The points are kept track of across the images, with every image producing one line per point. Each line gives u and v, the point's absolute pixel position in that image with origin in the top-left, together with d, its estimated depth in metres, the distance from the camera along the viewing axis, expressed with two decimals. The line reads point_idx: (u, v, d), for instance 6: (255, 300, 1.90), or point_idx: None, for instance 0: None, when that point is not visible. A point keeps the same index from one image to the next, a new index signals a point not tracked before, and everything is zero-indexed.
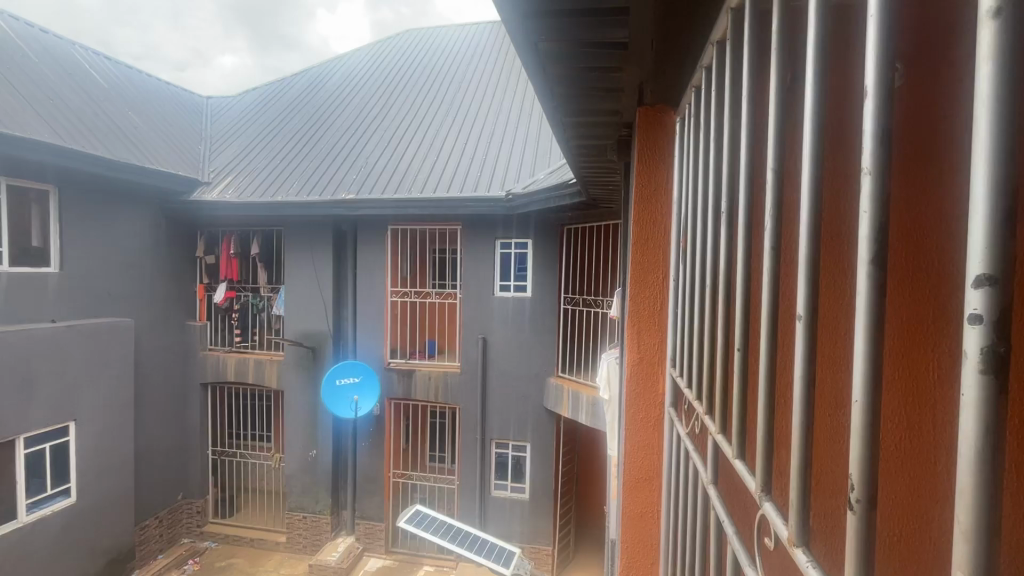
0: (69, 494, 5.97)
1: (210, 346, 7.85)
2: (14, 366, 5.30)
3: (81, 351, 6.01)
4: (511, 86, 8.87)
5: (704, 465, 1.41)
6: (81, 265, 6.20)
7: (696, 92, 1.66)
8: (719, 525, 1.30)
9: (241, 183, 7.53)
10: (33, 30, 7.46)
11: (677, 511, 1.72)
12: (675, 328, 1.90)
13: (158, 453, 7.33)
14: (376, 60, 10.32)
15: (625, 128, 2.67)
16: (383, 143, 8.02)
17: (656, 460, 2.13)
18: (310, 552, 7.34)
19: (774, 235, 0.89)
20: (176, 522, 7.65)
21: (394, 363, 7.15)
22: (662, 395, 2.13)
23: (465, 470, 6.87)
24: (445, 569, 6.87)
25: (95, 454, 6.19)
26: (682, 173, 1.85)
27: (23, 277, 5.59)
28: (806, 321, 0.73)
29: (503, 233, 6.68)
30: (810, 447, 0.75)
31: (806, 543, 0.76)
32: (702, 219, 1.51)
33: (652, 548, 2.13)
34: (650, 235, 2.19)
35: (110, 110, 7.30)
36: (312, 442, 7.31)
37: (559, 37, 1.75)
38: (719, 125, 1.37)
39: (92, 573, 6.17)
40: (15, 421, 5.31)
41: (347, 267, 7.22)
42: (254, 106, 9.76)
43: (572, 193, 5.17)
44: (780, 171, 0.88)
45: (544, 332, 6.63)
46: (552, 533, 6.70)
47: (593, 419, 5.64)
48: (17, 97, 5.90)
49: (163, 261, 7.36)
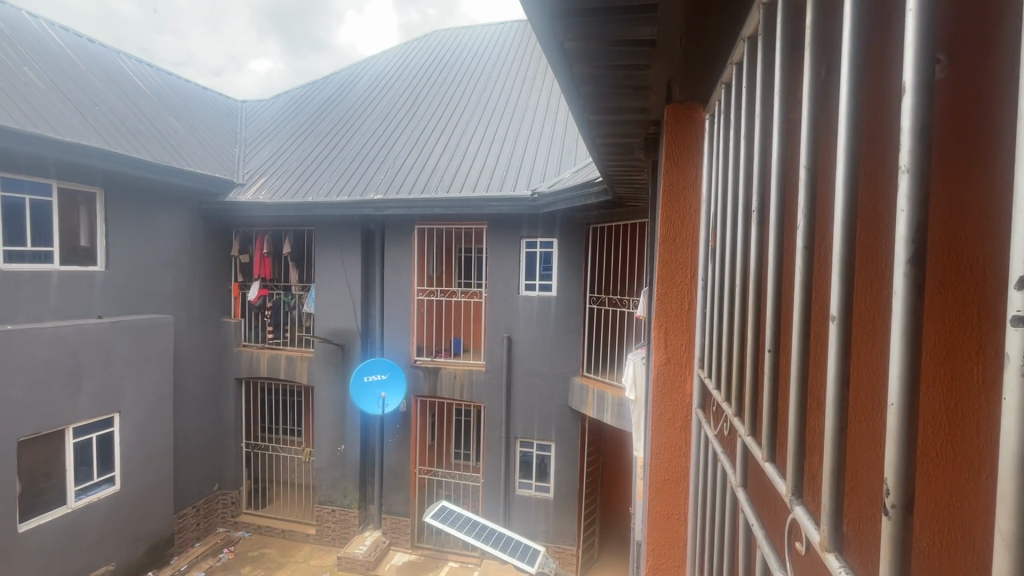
0: (114, 482, 6.27)
1: (244, 342, 8.14)
2: (63, 359, 5.61)
3: (124, 345, 6.30)
4: (537, 85, 8.86)
5: (733, 469, 1.39)
6: (125, 264, 6.50)
7: (726, 89, 1.64)
8: (748, 529, 1.28)
9: (274, 184, 7.77)
10: (82, 40, 7.85)
11: (705, 512, 1.70)
12: (704, 329, 1.88)
13: (195, 445, 7.62)
14: (404, 61, 10.47)
15: (653, 126, 2.64)
16: (411, 143, 8.14)
17: (683, 460, 2.11)
18: (338, 545, 7.51)
19: (806, 234, 0.88)
20: (211, 511, 7.94)
21: (421, 361, 7.24)
22: (690, 395, 2.10)
23: (490, 467, 6.92)
24: (469, 565, 6.93)
25: (137, 444, 6.48)
26: (712, 173, 1.82)
27: (72, 275, 5.89)
28: (840, 322, 0.72)
29: (528, 232, 6.69)
30: (843, 452, 0.75)
31: (839, 548, 0.76)
32: (732, 219, 1.48)
33: (679, 548, 2.12)
34: (678, 233, 2.16)
35: (151, 115, 7.62)
36: (341, 437, 7.48)
37: (586, 36, 1.75)
38: (750, 124, 1.35)
39: (134, 558, 6.46)
40: (64, 411, 5.62)
41: (375, 266, 7.37)
42: (287, 109, 10.05)
43: (599, 193, 5.13)
44: (814, 168, 0.87)
45: (570, 332, 6.60)
46: (577, 533, 6.68)
47: (619, 419, 5.59)
48: (68, 105, 6.24)
49: (200, 260, 7.64)
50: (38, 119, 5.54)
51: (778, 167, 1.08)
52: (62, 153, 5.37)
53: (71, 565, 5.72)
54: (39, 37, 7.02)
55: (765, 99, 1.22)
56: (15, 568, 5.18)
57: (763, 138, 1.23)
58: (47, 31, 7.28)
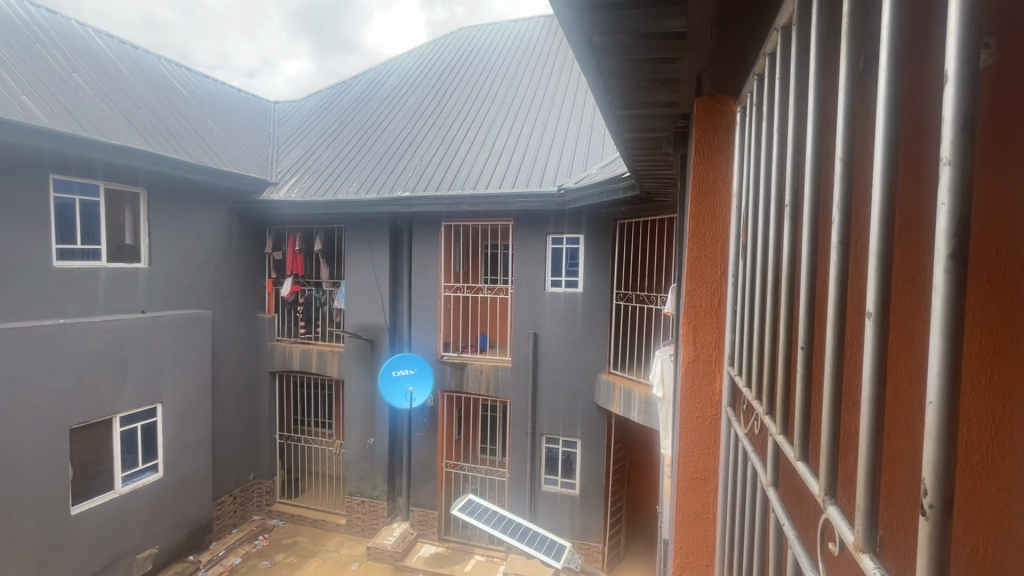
0: (157, 469, 6.57)
1: (277, 336, 8.40)
2: (110, 352, 5.90)
3: (165, 339, 6.58)
4: (563, 79, 8.82)
5: (764, 468, 1.37)
6: (167, 260, 6.78)
7: (758, 80, 1.60)
8: (780, 530, 1.26)
9: (306, 183, 7.96)
10: (126, 46, 8.19)
11: (735, 512, 1.68)
12: (735, 326, 1.85)
13: (232, 435, 7.91)
14: (431, 59, 10.56)
15: (682, 120, 2.61)
16: (438, 140, 8.21)
17: (712, 459, 2.08)
18: (368, 535, 7.69)
19: (842, 228, 0.86)
20: (248, 499, 8.23)
21: (447, 356, 7.33)
22: (720, 393, 2.07)
23: (516, 462, 6.96)
24: (495, 559, 6.99)
25: (178, 433, 6.76)
26: (744, 167, 1.78)
27: (118, 271, 6.19)
28: (876, 319, 0.71)
29: (554, 228, 6.67)
30: (878, 450, 0.73)
31: (873, 550, 0.75)
32: (764, 214, 1.45)
33: (708, 548, 2.10)
34: (708, 227, 2.12)
35: (190, 117, 7.90)
36: (370, 431, 7.64)
37: (614, 30, 1.73)
38: (783, 114, 1.32)
39: (175, 542, 6.77)
40: (111, 401, 5.92)
41: (403, 262, 7.48)
42: (318, 109, 10.28)
43: (626, 188, 5.06)
44: (850, 162, 0.85)
45: (595, 329, 6.56)
46: (603, 530, 6.66)
47: (646, 417, 5.53)
48: (113, 109, 6.53)
49: (236, 256, 7.90)
50: (86, 124, 5.82)
51: (812, 160, 1.06)
52: (108, 155, 5.63)
53: (118, 548, 6.02)
54: (87, 44, 7.37)
55: (799, 87, 1.19)
56: (68, 549, 5.48)
57: (797, 130, 1.20)
58: (94, 38, 7.63)
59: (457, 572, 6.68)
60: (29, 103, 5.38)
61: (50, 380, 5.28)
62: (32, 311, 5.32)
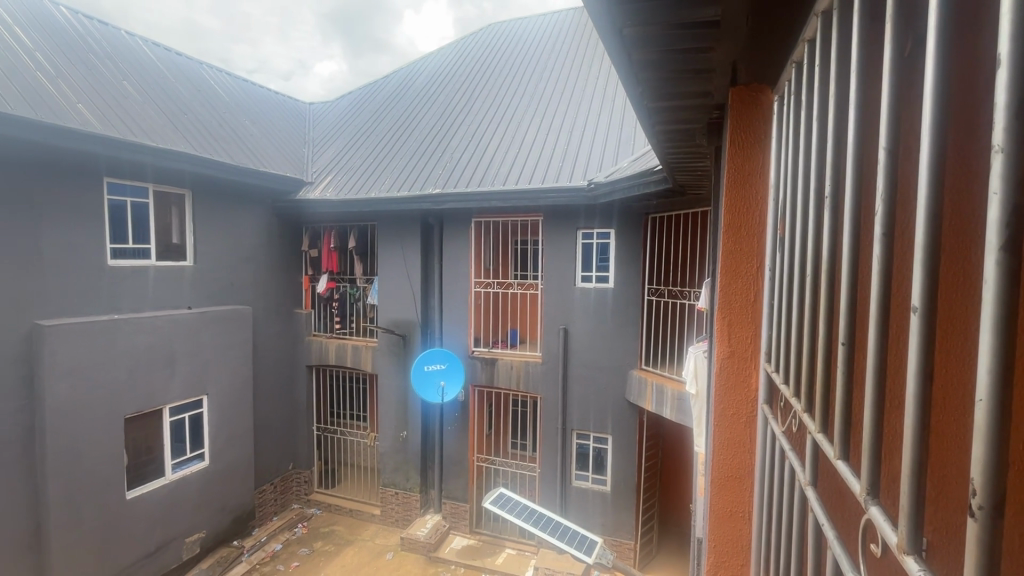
0: (203, 458, 6.88)
1: (314, 331, 8.66)
2: (159, 346, 6.21)
3: (209, 333, 6.87)
4: (593, 72, 8.70)
5: (803, 467, 1.34)
6: (210, 259, 7.07)
7: (797, 68, 1.56)
8: (819, 530, 1.24)
9: (340, 182, 8.15)
10: (170, 54, 8.54)
11: (772, 512, 1.65)
12: (772, 322, 1.80)
13: (273, 427, 8.20)
14: (460, 56, 10.60)
15: (717, 110, 2.54)
16: (468, 137, 8.26)
17: (748, 457, 2.04)
18: (402, 526, 7.86)
19: (885, 221, 0.84)
20: (288, 488, 8.54)
21: (478, 352, 7.40)
22: (756, 390, 2.02)
23: (547, 457, 6.98)
24: (526, 553, 7.03)
25: (222, 424, 7.07)
26: (781, 158, 1.73)
27: (166, 269, 6.49)
28: (923, 314, 0.69)
29: (585, 223, 6.62)
30: (924, 448, 0.71)
31: (918, 551, 0.73)
32: (801, 206, 1.42)
33: (743, 548, 2.06)
34: (743, 221, 2.07)
35: (230, 120, 8.19)
36: (403, 424, 7.79)
37: (645, 21, 1.70)
38: (823, 103, 1.28)
39: (221, 528, 7.09)
40: (161, 393, 6.23)
41: (434, 258, 7.57)
42: (351, 109, 10.49)
43: (658, 181, 4.96)
44: (894, 151, 0.83)
45: (627, 325, 6.49)
46: (635, 528, 6.60)
47: (679, 414, 5.45)
48: (161, 115, 6.84)
49: (275, 254, 8.16)
50: (136, 130, 6.12)
51: (854, 150, 1.03)
52: (157, 158, 5.90)
53: (169, 531, 6.36)
54: (135, 53, 7.72)
55: (840, 73, 1.15)
56: (124, 531, 5.83)
57: (838, 118, 1.16)
58: (141, 47, 7.98)
59: (488, 564, 6.76)
60: (86, 112, 5.69)
61: (105, 373, 5.61)
62: (88, 307, 5.65)
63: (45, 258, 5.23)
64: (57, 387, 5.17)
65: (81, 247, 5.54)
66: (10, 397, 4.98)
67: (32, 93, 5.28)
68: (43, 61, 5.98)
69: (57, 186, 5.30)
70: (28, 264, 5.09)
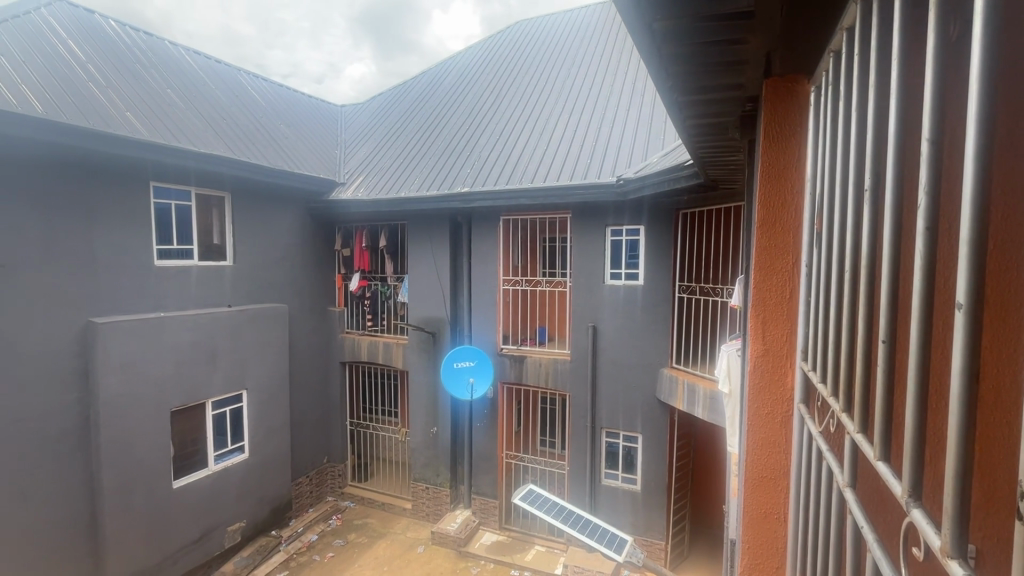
0: (243, 450, 7.16)
1: (347, 329, 8.86)
2: (202, 342, 6.49)
3: (248, 331, 7.12)
4: (622, 67, 8.58)
5: (841, 469, 1.31)
6: (249, 258, 7.31)
7: (835, 57, 1.51)
8: (858, 533, 1.20)
9: (371, 182, 8.31)
10: (211, 61, 8.89)
11: (808, 514, 1.61)
12: (809, 319, 1.75)
13: (308, 421, 8.45)
14: (488, 54, 10.63)
15: (751, 102, 2.48)
16: (497, 135, 8.28)
17: (783, 458, 2.00)
18: (432, 520, 7.99)
19: (929, 214, 0.82)
20: (323, 481, 8.79)
21: (507, 349, 7.44)
22: (792, 389, 1.98)
23: (576, 455, 6.96)
24: (555, 551, 7.02)
25: (260, 418, 7.32)
26: (819, 151, 1.68)
27: (208, 269, 6.76)
28: (968, 311, 0.67)
29: (614, 220, 6.56)
30: (970, 448, 0.69)
31: (962, 556, 0.71)
32: (840, 198, 1.38)
33: (778, 550, 2.03)
34: (779, 214, 2.01)
35: (266, 125, 8.46)
36: (433, 420, 7.90)
37: (676, 15, 1.68)
38: (862, 93, 1.24)
39: (260, 518, 7.36)
40: (203, 387, 6.51)
41: (463, 256, 7.64)
42: (382, 110, 10.67)
43: (689, 175, 4.86)
44: (938, 141, 0.80)
45: (657, 323, 6.39)
46: (666, 528, 6.51)
47: (711, 413, 5.35)
48: (202, 121, 7.13)
49: (309, 253, 8.39)
50: (180, 136, 6.40)
51: (894, 140, 0.99)
52: (199, 163, 6.15)
53: (212, 520, 6.64)
54: (178, 62, 8.06)
55: (881, 62, 1.10)
56: (171, 519, 6.12)
57: (879, 108, 1.12)
58: (184, 56, 8.33)
59: (518, 561, 6.79)
60: (133, 119, 5.99)
61: (152, 367, 5.90)
62: (137, 305, 5.94)
63: (97, 259, 5.53)
64: (109, 381, 5.48)
65: (129, 248, 5.83)
66: (67, 390, 5.29)
67: (84, 103, 5.59)
68: (94, 72, 6.31)
69: (108, 191, 5.59)
70: (82, 264, 5.40)
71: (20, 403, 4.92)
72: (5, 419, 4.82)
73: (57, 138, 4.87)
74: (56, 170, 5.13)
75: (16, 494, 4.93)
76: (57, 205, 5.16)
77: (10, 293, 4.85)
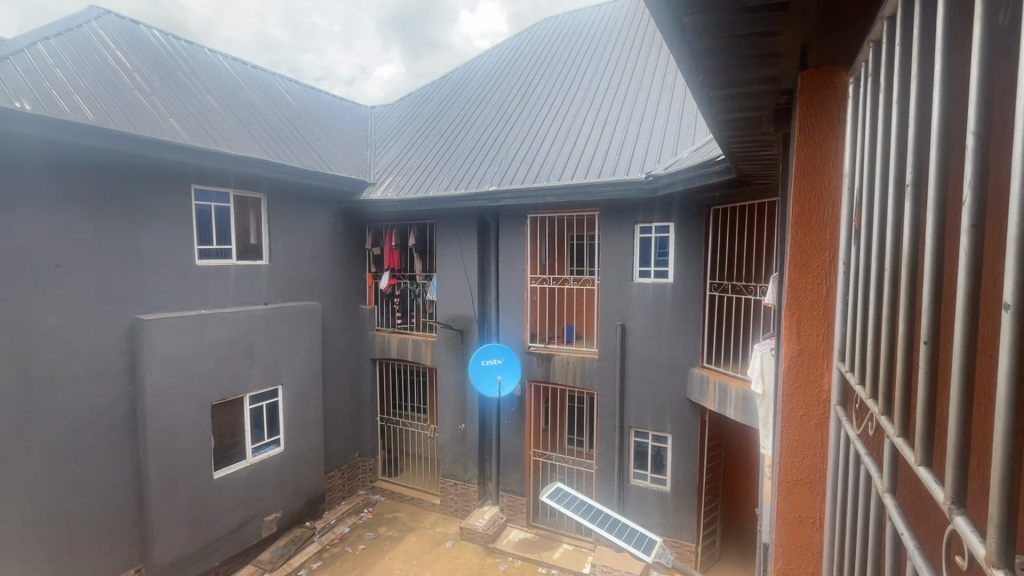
0: (279, 443, 7.40)
1: (377, 326, 9.02)
2: (240, 338, 6.73)
3: (283, 328, 7.35)
4: (650, 61, 8.45)
5: (880, 474, 1.27)
6: (283, 257, 7.54)
7: (876, 47, 1.45)
8: (898, 540, 1.16)
9: (400, 182, 8.42)
10: (248, 67, 9.18)
11: (846, 520, 1.56)
12: (846, 317, 1.70)
13: (341, 416, 8.65)
14: (515, 52, 10.64)
15: (785, 95, 2.41)
16: (524, 133, 8.30)
17: (819, 462, 1.94)
18: (460, 516, 8.08)
19: (974, 211, 0.78)
20: (355, 475, 9.00)
21: (535, 347, 7.46)
22: (828, 391, 1.92)
23: (604, 454, 6.92)
24: (583, 550, 6.99)
25: (294, 412, 7.55)
26: (858, 144, 1.63)
27: (246, 268, 7.00)
28: (1015, 312, 0.64)
29: (643, 217, 6.48)
30: (1019, 454, 0.66)
31: (1009, 565, 0.68)
32: (881, 192, 1.32)
33: (814, 556, 1.98)
34: (814, 210, 1.96)
35: (299, 127, 8.70)
36: (462, 417, 7.99)
37: (708, 9, 1.65)
38: (905, 84, 1.19)
39: (295, 508, 7.60)
40: (241, 382, 6.76)
41: (490, 254, 7.69)
42: (410, 110, 10.82)
43: (721, 171, 4.75)
44: (985, 134, 0.77)
45: (687, 321, 6.27)
46: (696, 530, 6.41)
47: (744, 414, 5.24)
48: (240, 125, 7.39)
49: (340, 252, 8.59)
50: (219, 140, 6.65)
51: (938, 132, 0.95)
52: (237, 166, 6.38)
53: (250, 509, 6.89)
54: (216, 68, 8.35)
55: (926, 51, 1.06)
56: (212, 507, 6.39)
57: (922, 102, 1.08)
58: (222, 63, 8.64)
59: (546, 558, 6.79)
60: (176, 125, 6.25)
61: (194, 362, 6.15)
62: (180, 303, 6.21)
63: (143, 259, 5.80)
64: (155, 374, 5.76)
65: (173, 248, 6.10)
66: (116, 383, 5.59)
67: (132, 110, 5.86)
68: (140, 81, 6.60)
69: (153, 193, 5.86)
70: (130, 263, 5.68)
71: (74, 395, 5.23)
72: (60, 410, 5.12)
73: (106, 144, 5.13)
74: (105, 174, 5.41)
75: (71, 480, 5.23)
76: (107, 207, 5.44)
77: (65, 292, 5.15)
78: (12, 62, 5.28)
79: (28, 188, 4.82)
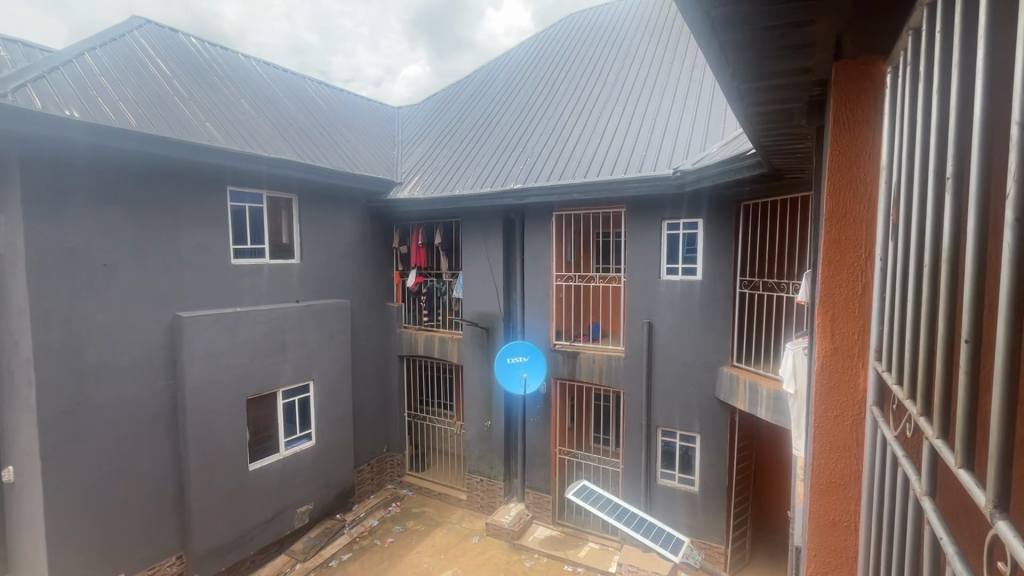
0: (310, 437, 7.59)
1: (404, 323, 9.15)
2: (273, 335, 6.94)
3: (314, 325, 7.54)
4: (678, 55, 8.30)
5: (919, 477, 1.22)
6: (313, 256, 7.73)
7: (915, 35, 1.40)
8: (936, 543, 1.13)
9: (427, 181, 8.52)
10: (280, 71, 9.44)
11: (882, 523, 1.52)
12: (883, 315, 1.65)
13: (369, 411, 8.82)
14: (540, 50, 10.61)
15: (819, 87, 2.34)
16: (550, 130, 8.29)
17: (854, 464, 1.89)
18: (486, 512, 8.15)
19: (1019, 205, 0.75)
20: (383, 469, 9.17)
21: (560, 345, 7.44)
22: (864, 391, 1.87)
23: (630, 453, 6.87)
24: (609, 548, 6.95)
25: (325, 407, 7.74)
26: (896, 137, 1.57)
27: (278, 266, 7.21)
28: None
29: (671, 214, 6.39)
30: None
31: None
32: (920, 185, 1.28)
33: (848, 560, 1.93)
34: (849, 205, 1.90)
35: (329, 129, 8.90)
36: (488, 413, 8.05)
37: (735, 2, 1.62)
38: (945, 74, 1.15)
39: (326, 501, 7.80)
40: (275, 377, 6.98)
41: (516, 252, 7.71)
42: (436, 110, 10.93)
43: (751, 165, 4.64)
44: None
45: (716, 320, 6.16)
46: (725, 532, 6.31)
47: (775, 414, 5.11)
48: (272, 128, 7.60)
49: (369, 251, 8.75)
50: (252, 142, 6.86)
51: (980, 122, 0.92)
52: (270, 167, 6.57)
53: (283, 500, 7.11)
54: (250, 73, 8.62)
55: (968, 37, 1.02)
56: (247, 498, 6.62)
57: (964, 92, 1.04)
58: (256, 68, 8.91)
59: (572, 556, 6.79)
60: (212, 128, 6.47)
61: (230, 357, 6.38)
62: (217, 300, 6.44)
63: (182, 258, 6.04)
64: (194, 369, 5.99)
65: (210, 247, 6.32)
66: (158, 377, 5.84)
67: (171, 115, 6.10)
68: (179, 87, 6.87)
69: (191, 195, 6.09)
70: (170, 262, 5.92)
71: (119, 388, 5.49)
72: (107, 401, 5.38)
73: (148, 147, 5.36)
74: (147, 176, 5.65)
75: (116, 469, 5.50)
76: (148, 208, 5.67)
77: (112, 290, 5.41)
78: (62, 72, 5.57)
79: (77, 191, 5.07)
